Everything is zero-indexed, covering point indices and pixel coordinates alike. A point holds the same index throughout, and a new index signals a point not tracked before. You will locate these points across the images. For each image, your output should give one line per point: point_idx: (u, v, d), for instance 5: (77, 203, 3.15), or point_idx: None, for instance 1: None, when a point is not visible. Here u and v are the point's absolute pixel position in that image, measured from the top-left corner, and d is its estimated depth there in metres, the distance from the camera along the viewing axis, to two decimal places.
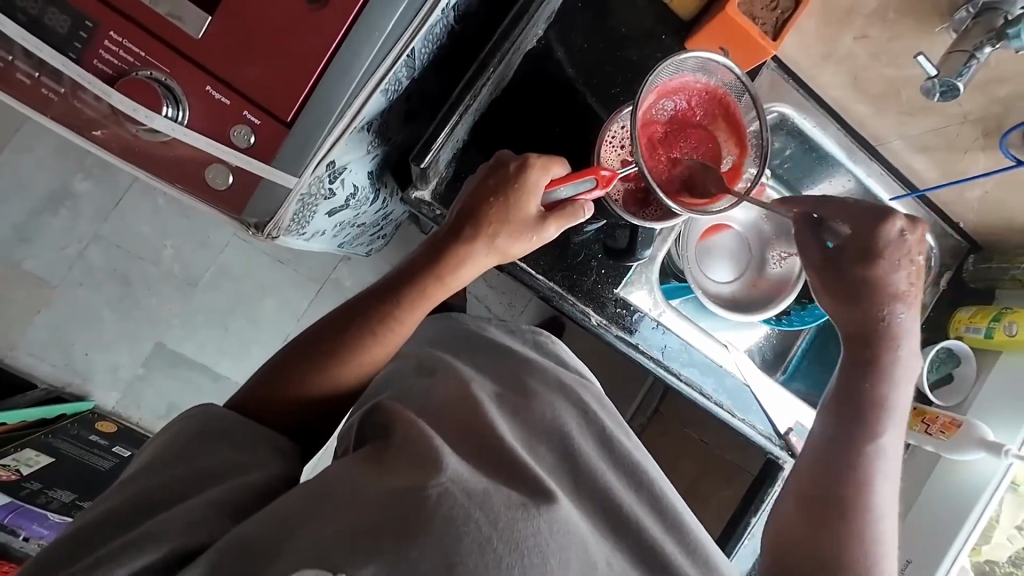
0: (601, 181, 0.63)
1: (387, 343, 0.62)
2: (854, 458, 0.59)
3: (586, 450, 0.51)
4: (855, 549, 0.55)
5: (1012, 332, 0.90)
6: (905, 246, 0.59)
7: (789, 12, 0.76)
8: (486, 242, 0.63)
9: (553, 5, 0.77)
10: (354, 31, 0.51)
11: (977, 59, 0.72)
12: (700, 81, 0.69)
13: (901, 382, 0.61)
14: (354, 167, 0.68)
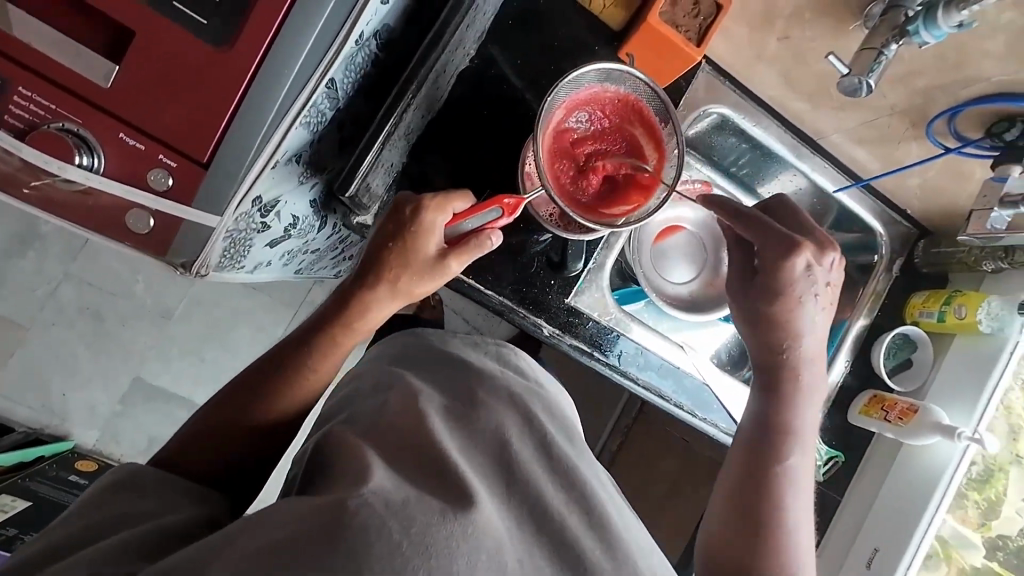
0: (505, 210, 0.64)
1: (322, 369, 0.64)
2: (773, 486, 0.61)
3: (522, 453, 0.52)
4: (772, 558, 0.59)
5: (961, 315, 0.91)
6: (812, 281, 0.60)
7: (712, 17, 0.77)
8: (388, 285, 0.63)
9: (481, 26, 0.79)
10: (263, 71, 0.53)
11: (885, 56, 0.71)
12: (609, 91, 0.69)
13: (810, 405, 0.65)
14: (288, 200, 0.69)
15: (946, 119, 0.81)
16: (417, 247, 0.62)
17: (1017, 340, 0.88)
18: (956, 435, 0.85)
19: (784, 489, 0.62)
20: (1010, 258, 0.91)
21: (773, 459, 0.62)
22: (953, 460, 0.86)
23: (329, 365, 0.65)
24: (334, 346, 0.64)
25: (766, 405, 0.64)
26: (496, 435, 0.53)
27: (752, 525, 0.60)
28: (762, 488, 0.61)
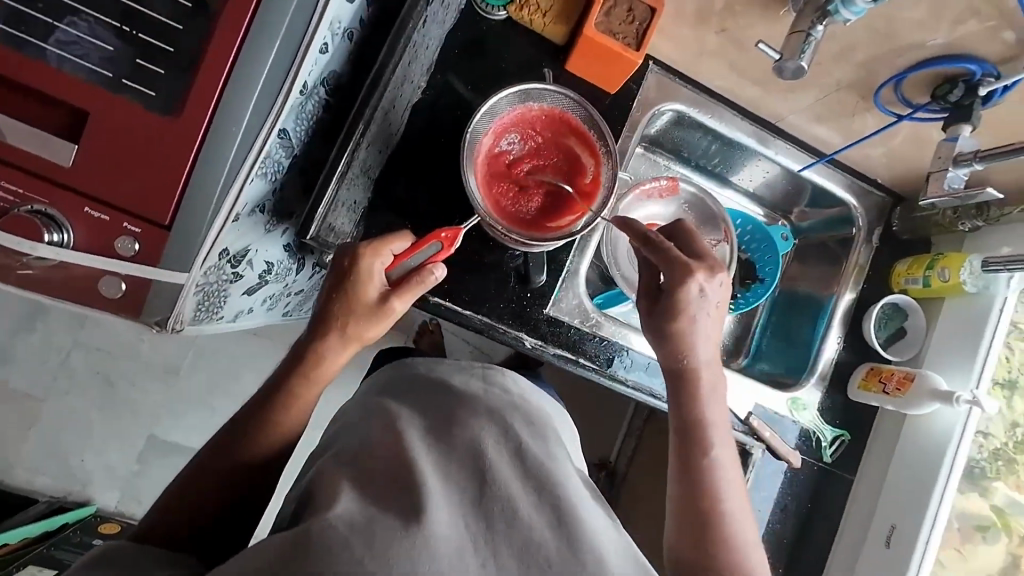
0: (445, 243, 0.68)
1: (297, 411, 0.64)
2: (706, 500, 0.61)
3: (501, 472, 0.52)
4: (723, 560, 0.58)
5: (945, 278, 0.91)
6: (708, 295, 0.62)
7: (648, 20, 0.78)
8: (339, 333, 0.64)
9: (428, 58, 0.82)
10: (212, 132, 0.56)
11: (813, 37, 0.68)
12: (533, 108, 0.78)
13: (714, 402, 0.65)
14: (257, 249, 0.72)
15: (892, 86, 0.78)
16: (356, 297, 0.63)
17: (1002, 294, 0.87)
18: (955, 398, 0.84)
19: (716, 499, 0.61)
20: (984, 214, 0.91)
21: (698, 472, 0.62)
22: (957, 426, 0.86)
23: (302, 409, 0.65)
24: (299, 389, 0.64)
25: (676, 417, 0.64)
26: (474, 453, 0.54)
27: (697, 549, 0.59)
28: (698, 506, 0.61)
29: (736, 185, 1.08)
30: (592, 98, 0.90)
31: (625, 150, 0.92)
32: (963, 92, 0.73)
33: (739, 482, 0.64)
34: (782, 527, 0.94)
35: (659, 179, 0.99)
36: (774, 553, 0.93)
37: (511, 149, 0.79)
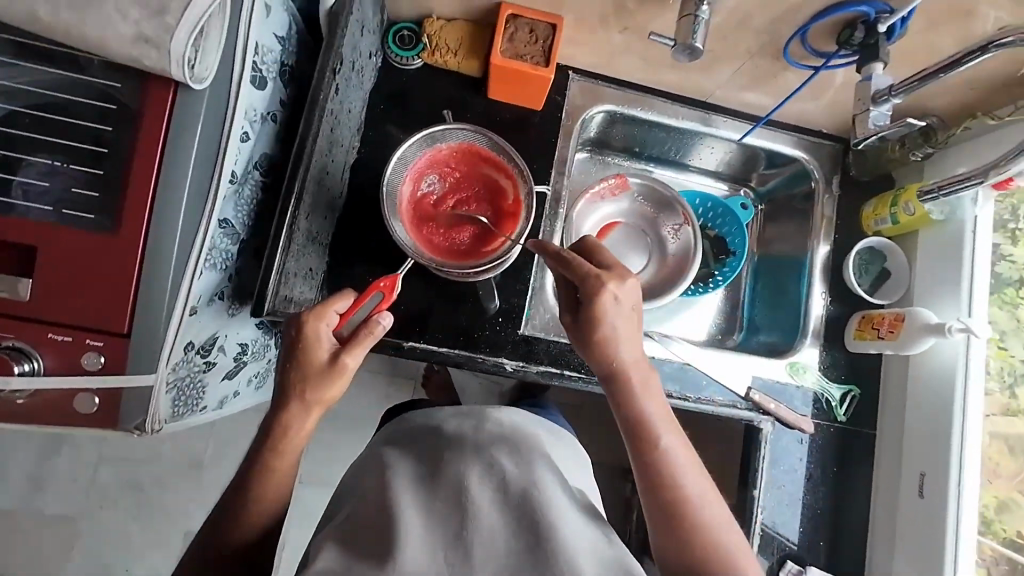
0: (384, 292, 0.70)
1: (278, 482, 0.65)
2: (673, 500, 0.60)
3: (478, 507, 0.58)
4: (701, 545, 0.59)
5: (911, 212, 0.89)
6: (615, 300, 0.61)
7: (551, 37, 0.81)
8: (299, 400, 0.64)
9: (357, 119, 0.87)
10: (152, 238, 0.59)
11: (701, 16, 0.68)
12: (443, 148, 0.82)
13: (653, 398, 0.64)
14: (226, 334, 0.74)
15: (799, 40, 0.77)
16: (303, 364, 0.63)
17: (971, 217, 0.85)
18: (949, 330, 0.80)
19: (682, 496, 0.60)
20: (930, 142, 0.88)
21: (656, 476, 0.61)
22: (959, 360, 0.82)
23: (283, 480, 0.66)
24: (272, 461, 0.64)
25: (621, 421, 0.63)
26: (457, 497, 0.59)
27: (679, 551, 0.60)
28: (668, 509, 0.60)
29: (693, 167, 1.10)
30: (522, 120, 0.93)
31: (565, 159, 0.94)
32: (865, 34, 0.71)
33: (701, 468, 0.63)
34: (812, 496, 0.91)
35: (606, 179, 1.00)
36: (811, 525, 0.91)
37: (432, 190, 0.83)
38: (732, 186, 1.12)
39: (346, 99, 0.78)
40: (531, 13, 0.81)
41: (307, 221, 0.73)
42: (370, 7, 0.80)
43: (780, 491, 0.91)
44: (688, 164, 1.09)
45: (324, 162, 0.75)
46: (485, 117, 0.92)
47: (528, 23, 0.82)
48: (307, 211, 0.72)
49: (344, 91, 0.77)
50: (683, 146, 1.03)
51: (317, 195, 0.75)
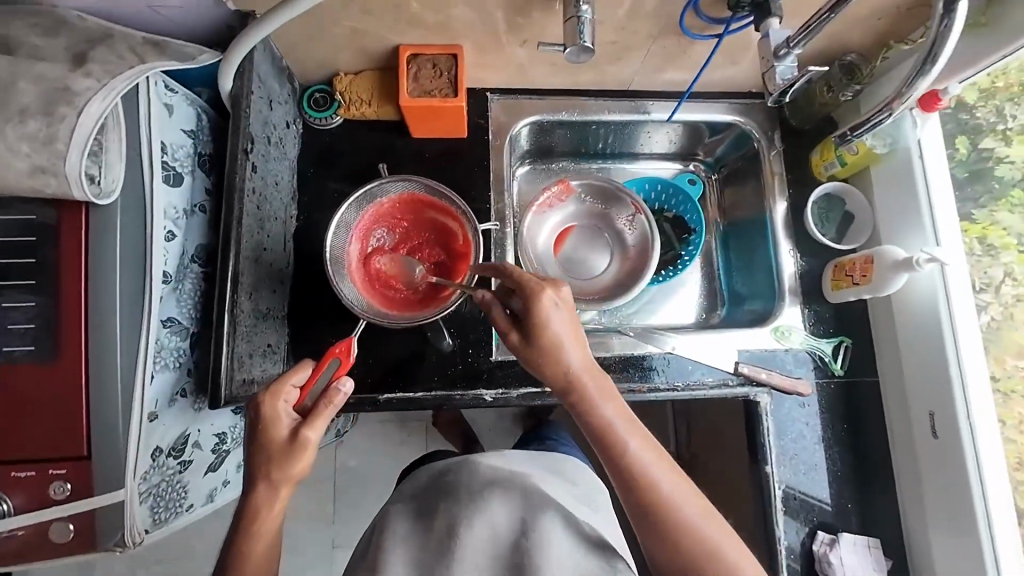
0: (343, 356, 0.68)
1: (263, 561, 0.64)
2: (649, 502, 0.58)
3: (463, 550, 0.65)
4: (689, 543, 0.57)
5: (854, 151, 0.87)
6: (556, 307, 0.61)
7: (454, 68, 0.82)
8: (265, 482, 0.60)
9: (290, 188, 0.88)
10: (94, 356, 0.60)
11: (583, 16, 0.67)
12: (383, 202, 0.82)
13: (609, 400, 0.62)
14: (199, 428, 0.74)
15: (693, 10, 0.76)
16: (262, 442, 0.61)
17: (915, 145, 0.84)
18: (916, 262, 0.77)
19: (657, 496, 0.58)
20: (855, 78, 0.88)
21: (627, 478, 0.59)
22: (939, 290, 0.81)
23: (267, 556, 0.64)
24: (248, 544, 0.61)
25: (587, 430, 0.62)
26: (450, 539, 0.67)
27: (666, 552, 0.58)
28: (647, 511, 0.58)
29: (644, 155, 1.09)
30: (451, 150, 0.94)
31: (501, 178, 0.94)
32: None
33: (675, 466, 0.61)
34: (827, 458, 0.88)
35: (549, 188, 1.00)
36: (834, 488, 0.87)
37: (382, 245, 0.83)
38: (680, 163, 1.11)
39: (269, 173, 0.80)
40: (430, 49, 0.82)
41: (253, 300, 0.74)
42: (275, 81, 0.82)
43: (792, 459, 0.87)
44: (639, 153, 1.08)
45: (258, 240, 0.75)
46: (414, 156, 0.93)
47: (429, 59, 0.82)
48: (250, 291, 0.73)
49: (264, 167, 0.78)
50: (619, 137, 1.03)
51: (258, 273, 0.75)
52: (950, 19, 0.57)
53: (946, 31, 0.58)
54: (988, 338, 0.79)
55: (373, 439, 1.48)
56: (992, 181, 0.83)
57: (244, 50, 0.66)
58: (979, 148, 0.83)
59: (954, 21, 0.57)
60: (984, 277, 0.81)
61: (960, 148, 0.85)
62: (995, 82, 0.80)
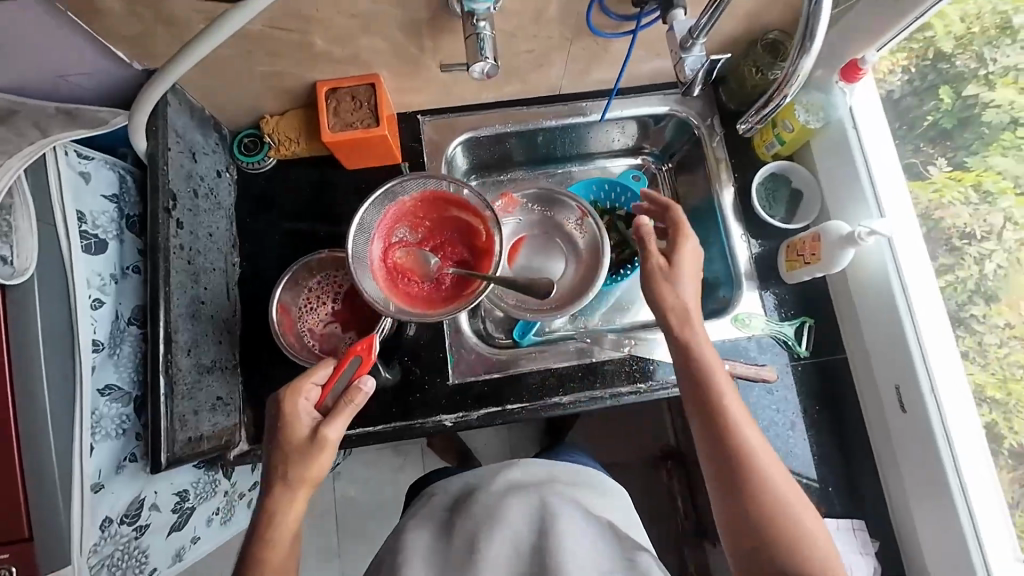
0: (364, 357, 0.66)
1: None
2: (748, 481, 0.64)
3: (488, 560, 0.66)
4: (772, 514, 0.63)
5: (789, 129, 0.85)
6: (660, 272, 0.74)
7: (371, 98, 0.82)
8: (283, 480, 0.61)
9: (229, 236, 0.88)
10: (25, 435, 0.58)
11: (482, 31, 0.65)
12: (405, 200, 0.78)
13: (721, 371, 0.70)
14: (156, 489, 0.74)
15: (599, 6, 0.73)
16: (294, 436, 0.62)
17: (848, 116, 0.83)
18: (859, 237, 0.76)
19: (761, 470, 0.65)
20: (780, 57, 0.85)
21: (728, 456, 0.66)
22: (887, 259, 0.79)
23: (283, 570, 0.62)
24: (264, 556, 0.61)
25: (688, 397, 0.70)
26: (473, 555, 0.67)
27: (751, 519, 0.63)
28: (739, 489, 0.65)
29: (600, 154, 1.07)
30: (387, 178, 0.93)
31: None
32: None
33: (766, 444, 0.67)
34: (805, 445, 0.85)
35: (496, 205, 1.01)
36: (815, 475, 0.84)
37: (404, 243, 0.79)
38: (629, 158, 1.09)
39: (200, 226, 0.79)
40: (347, 81, 0.82)
41: (194, 357, 0.73)
42: (198, 132, 0.82)
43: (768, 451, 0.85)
44: (595, 153, 1.06)
45: (194, 294, 0.75)
46: (351, 188, 0.93)
47: (347, 91, 0.82)
48: (189, 349, 0.72)
49: (192, 221, 0.77)
50: (558, 142, 1.01)
51: (197, 329, 0.75)
52: None
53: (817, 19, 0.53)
54: (999, 288, 0.73)
55: (364, 471, 1.47)
56: (982, 127, 0.76)
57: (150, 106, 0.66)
58: (964, 96, 0.77)
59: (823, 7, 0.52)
60: (984, 225, 0.75)
61: (943, 98, 0.79)
62: (969, 26, 0.75)
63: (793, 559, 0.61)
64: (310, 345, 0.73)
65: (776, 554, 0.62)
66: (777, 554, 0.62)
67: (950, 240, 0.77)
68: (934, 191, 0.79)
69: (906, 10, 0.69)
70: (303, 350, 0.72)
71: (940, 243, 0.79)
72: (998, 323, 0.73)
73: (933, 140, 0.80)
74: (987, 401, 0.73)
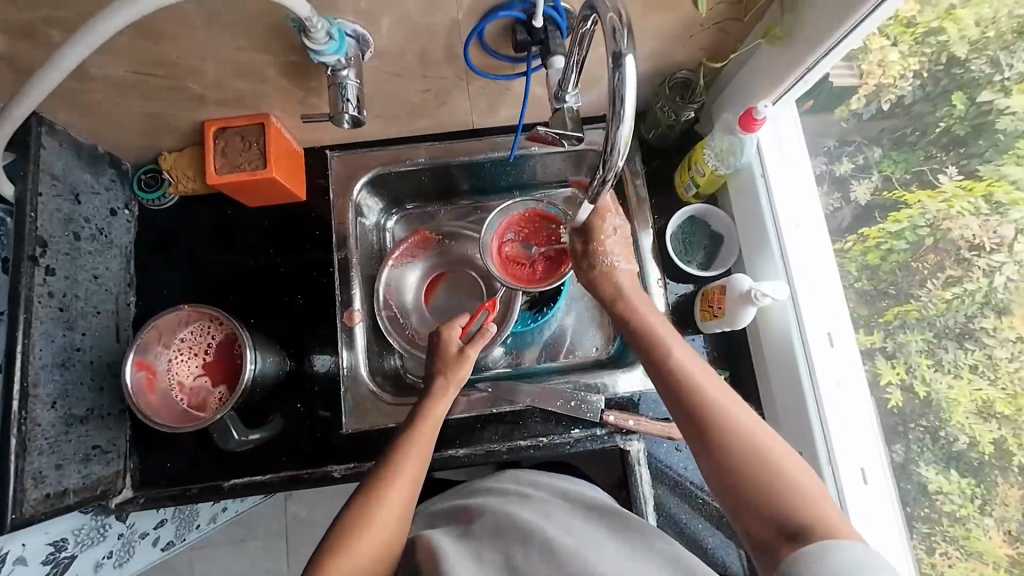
0: (489, 306, 0.89)
1: (386, 514, 0.64)
2: (709, 425, 0.57)
3: (511, 547, 0.60)
4: (765, 481, 0.53)
5: (700, 173, 0.82)
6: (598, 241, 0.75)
7: (262, 140, 0.80)
8: (443, 377, 0.77)
9: (123, 276, 0.86)
10: None
11: (344, 82, 0.68)
12: (515, 212, 0.93)
13: (660, 321, 0.69)
14: (24, 542, 0.73)
15: (478, 40, 0.71)
16: (446, 351, 0.80)
17: (756, 162, 0.81)
18: (756, 297, 0.74)
19: (718, 406, 0.58)
20: (689, 97, 0.84)
21: (682, 406, 0.60)
22: (790, 313, 0.78)
23: (399, 520, 0.65)
24: (373, 514, 0.63)
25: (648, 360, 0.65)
26: (498, 544, 0.61)
27: (748, 487, 0.54)
28: (704, 448, 0.57)
29: (538, 186, 1.01)
30: (291, 215, 0.91)
31: (346, 237, 0.89)
32: (533, 32, 0.68)
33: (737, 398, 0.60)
34: (714, 501, 0.81)
35: (405, 241, 0.96)
36: (724, 534, 0.80)
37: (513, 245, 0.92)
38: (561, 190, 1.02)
39: (80, 269, 0.77)
40: (236, 120, 0.80)
41: (61, 409, 0.70)
42: (86, 172, 0.79)
43: (671, 511, 0.81)
44: (536, 185, 1.01)
45: (67, 341, 0.73)
46: (253, 227, 0.90)
47: (237, 131, 0.80)
48: (53, 402, 0.69)
49: (69, 266, 0.74)
50: (478, 175, 0.96)
51: (67, 378, 0.72)
52: (621, 73, 0.47)
53: (618, 169, 0.54)
54: (1011, 301, 0.61)
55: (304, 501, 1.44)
56: (996, 134, 0.62)
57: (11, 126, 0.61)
58: (980, 102, 0.62)
59: (625, 154, 0.52)
60: (995, 236, 0.62)
61: (956, 105, 0.65)
62: (985, 31, 0.61)
63: (784, 506, 0.52)
64: (179, 406, 0.76)
65: (763, 509, 0.53)
66: (767, 506, 0.52)
67: (959, 252, 0.65)
68: (944, 201, 0.67)
69: (796, 59, 0.67)
70: (170, 409, 0.76)
71: (949, 254, 0.66)
72: (1011, 338, 0.61)
73: (947, 146, 0.67)
74: (995, 418, 0.62)
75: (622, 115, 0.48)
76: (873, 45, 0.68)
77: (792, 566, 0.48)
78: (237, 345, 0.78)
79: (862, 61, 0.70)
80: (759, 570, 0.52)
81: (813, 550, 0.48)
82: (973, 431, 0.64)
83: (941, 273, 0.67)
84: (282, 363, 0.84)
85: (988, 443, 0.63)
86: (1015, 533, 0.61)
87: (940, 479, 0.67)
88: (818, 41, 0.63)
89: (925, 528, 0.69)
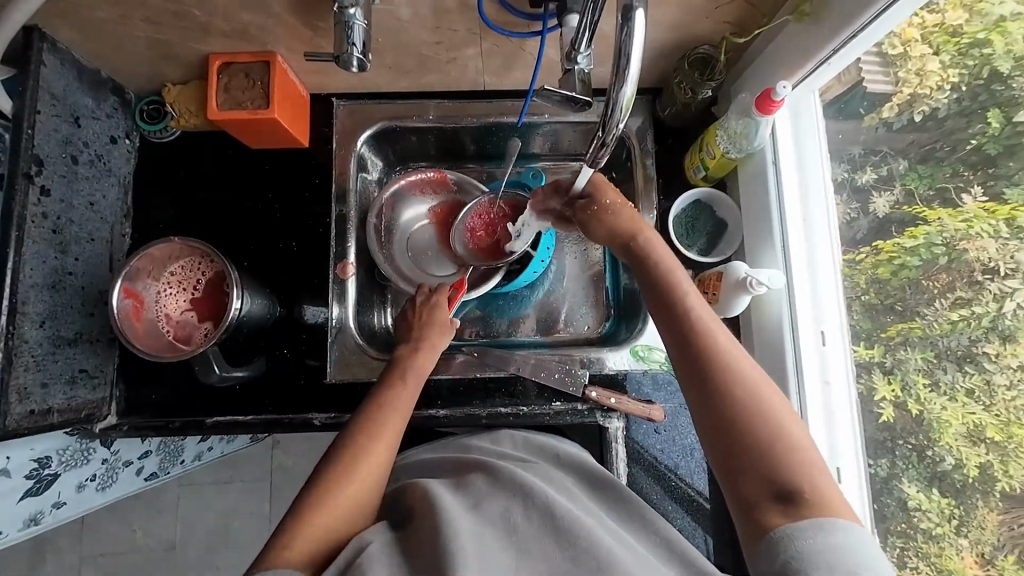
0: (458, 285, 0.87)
1: (376, 466, 0.66)
2: (718, 391, 0.56)
3: (514, 504, 0.61)
4: (767, 453, 0.53)
5: (711, 155, 0.80)
6: (613, 207, 0.72)
7: (266, 78, 0.78)
8: (435, 325, 0.81)
9: (121, 207, 0.86)
10: None
11: (353, 25, 0.66)
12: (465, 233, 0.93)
13: (675, 264, 0.67)
14: (8, 454, 0.75)
15: None
16: (436, 318, 0.82)
17: (771, 149, 0.79)
18: (751, 285, 0.74)
19: (729, 365, 0.57)
20: (709, 74, 0.81)
21: (691, 354, 0.59)
22: (785, 306, 0.77)
23: (382, 467, 0.66)
24: (359, 466, 0.64)
25: (666, 322, 0.63)
26: (504, 497, 0.62)
27: (750, 455, 0.53)
28: (707, 399, 0.57)
29: (545, 157, 0.99)
30: (293, 161, 0.90)
31: (346, 190, 0.88)
32: None
33: (756, 366, 0.58)
34: (687, 487, 0.82)
35: (426, 171, 0.94)
36: (693, 519, 0.81)
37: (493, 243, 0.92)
38: (567, 164, 1.00)
39: (76, 193, 0.76)
40: (241, 57, 0.78)
41: (49, 329, 0.71)
42: (87, 96, 0.78)
43: (644, 492, 0.82)
44: (544, 156, 0.99)
45: (58, 265, 0.73)
46: (252, 170, 0.89)
47: (242, 67, 0.78)
48: (42, 321, 0.70)
49: (65, 189, 0.74)
50: (486, 140, 0.94)
51: (57, 301, 0.72)
52: (629, 27, 0.45)
53: (618, 132, 0.53)
54: (1017, 329, 0.59)
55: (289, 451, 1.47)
56: None
57: (19, 20, 0.62)
58: (1017, 122, 0.59)
59: (623, 119, 0.51)
60: (1012, 262, 0.59)
61: (990, 122, 0.61)
62: None
63: (786, 477, 0.51)
64: (165, 337, 0.77)
65: (757, 469, 0.53)
66: (762, 465, 0.53)
67: (971, 274, 0.62)
68: (964, 221, 0.63)
69: (829, 34, 0.64)
70: (155, 339, 0.76)
71: (961, 276, 0.63)
72: (1012, 365, 0.59)
73: (975, 166, 0.63)
74: (985, 443, 0.61)
75: (626, 73, 0.47)
76: (912, 52, 0.66)
77: (781, 543, 0.48)
78: (225, 284, 0.78)
79: (900, 69, 0.68)
80: (744, 535, 0.52)
81: (807, 527, 0.48)
82: (960, 453, 0.63)
83: (950, 293, 0.64)
84: (272, 308, 0.84)
85: (974, 467, 0.62)
86: (987, 555, 0.62)
87: (920, 497, 0.67)
88: (851, 18, 0.60)
89: (899, 542, 0.70)
